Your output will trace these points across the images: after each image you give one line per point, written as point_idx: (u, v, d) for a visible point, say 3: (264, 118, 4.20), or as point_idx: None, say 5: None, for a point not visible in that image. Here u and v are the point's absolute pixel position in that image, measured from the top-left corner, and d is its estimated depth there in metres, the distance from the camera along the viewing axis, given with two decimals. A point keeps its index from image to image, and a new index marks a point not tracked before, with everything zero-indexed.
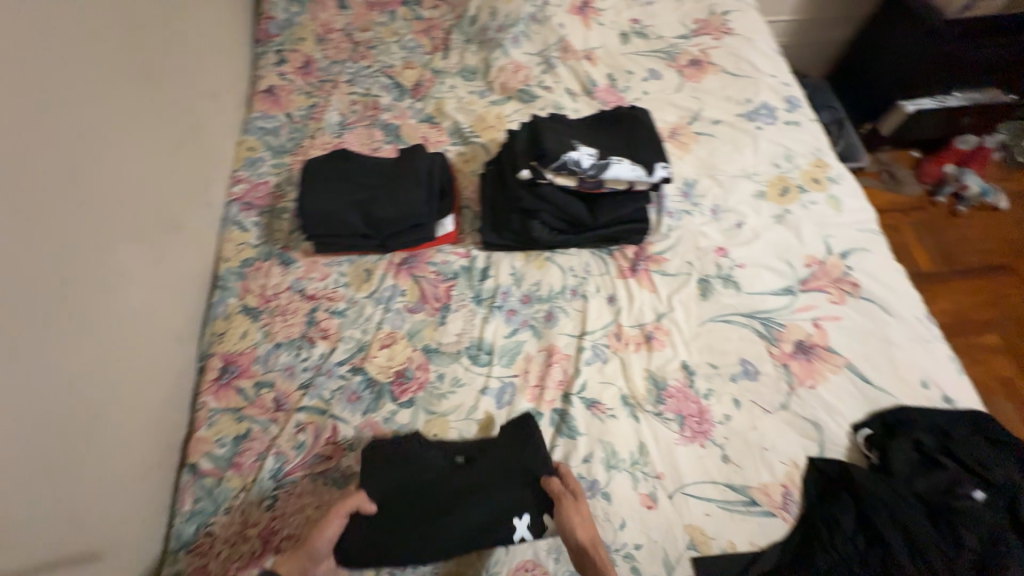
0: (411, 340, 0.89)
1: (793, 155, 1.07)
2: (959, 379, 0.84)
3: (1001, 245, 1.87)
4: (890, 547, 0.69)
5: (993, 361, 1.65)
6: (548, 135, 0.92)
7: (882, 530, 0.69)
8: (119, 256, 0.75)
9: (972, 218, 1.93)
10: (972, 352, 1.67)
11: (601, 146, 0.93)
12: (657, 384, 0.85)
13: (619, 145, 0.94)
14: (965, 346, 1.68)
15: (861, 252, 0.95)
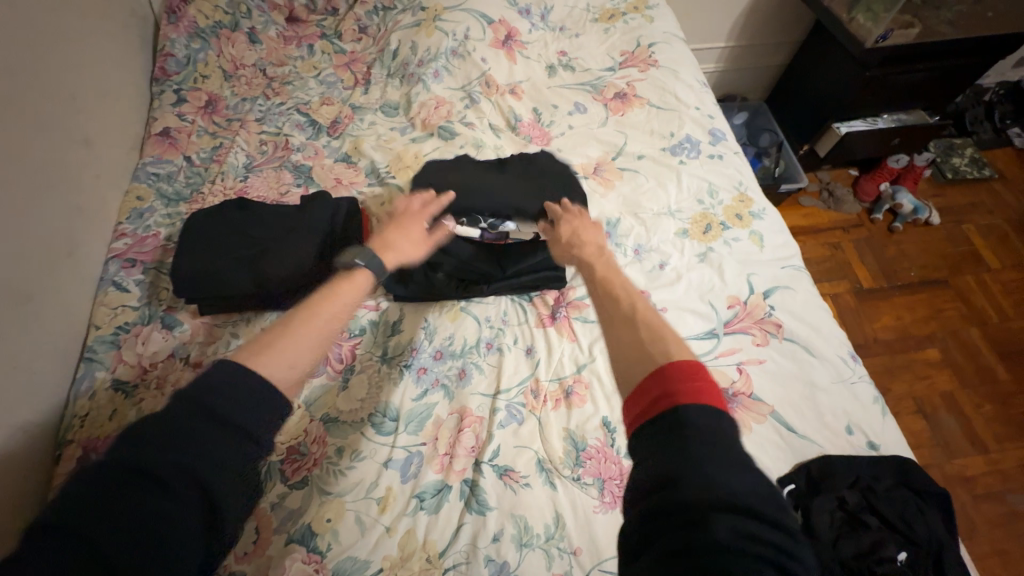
0: (309, 409, 0.82)
1: (716, 190, 1.05)
2: (883, 423, 0.81)
3: (936, 260, 1.92)
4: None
5: (936, 377, 1.67)
6: (443, 186, 0.93)
7: None
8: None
9: (908, 233, 1.98)
10: (916, 367, 1.69)
11: (497, 194, 0.93)
12: (576, 445, 0.80)
13: (517, 192, 0.93)
14: (907, 363, 1.70)
15: (784, 290, 0.93)
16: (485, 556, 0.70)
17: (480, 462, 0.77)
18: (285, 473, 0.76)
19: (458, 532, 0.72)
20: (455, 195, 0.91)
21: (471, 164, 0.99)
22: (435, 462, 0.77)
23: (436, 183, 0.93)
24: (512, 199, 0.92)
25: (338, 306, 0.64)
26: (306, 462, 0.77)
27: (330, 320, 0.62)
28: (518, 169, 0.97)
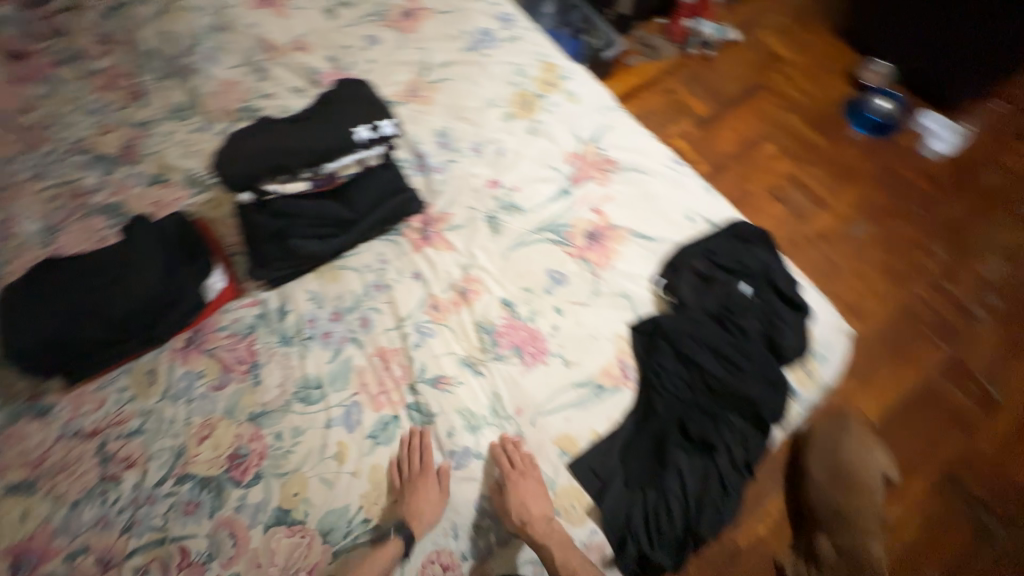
0: (232, 417, 0.81)
1: (524, 69, 1.11)
2: (714, 201, 0.96)
3: (749, 71, 2.17)
4: (703, 367, 0.79)
5: (774, 165, 1.96)
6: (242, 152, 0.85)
7: (693, 356, 0.79)
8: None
9: (721, 55, 2.20)
10: (756, 163, 1.97)
11: (304, 137, 0.86)
12: (486, 330, 0.87)
13: (327, 126, 0.89)
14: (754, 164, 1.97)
15: (607, 130, 1.04)
16: (445, 451, 0.78)
17: (415, 383, 0.82)
18: (235, 478, 0.77)
19: (416, 445, 0.78)
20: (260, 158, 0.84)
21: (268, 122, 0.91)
22: (372, 403, 0.82)
23: (237, 154, 0.85)
24: (326, 134, 0.87)
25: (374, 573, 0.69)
26: (252, 460, 0.78)
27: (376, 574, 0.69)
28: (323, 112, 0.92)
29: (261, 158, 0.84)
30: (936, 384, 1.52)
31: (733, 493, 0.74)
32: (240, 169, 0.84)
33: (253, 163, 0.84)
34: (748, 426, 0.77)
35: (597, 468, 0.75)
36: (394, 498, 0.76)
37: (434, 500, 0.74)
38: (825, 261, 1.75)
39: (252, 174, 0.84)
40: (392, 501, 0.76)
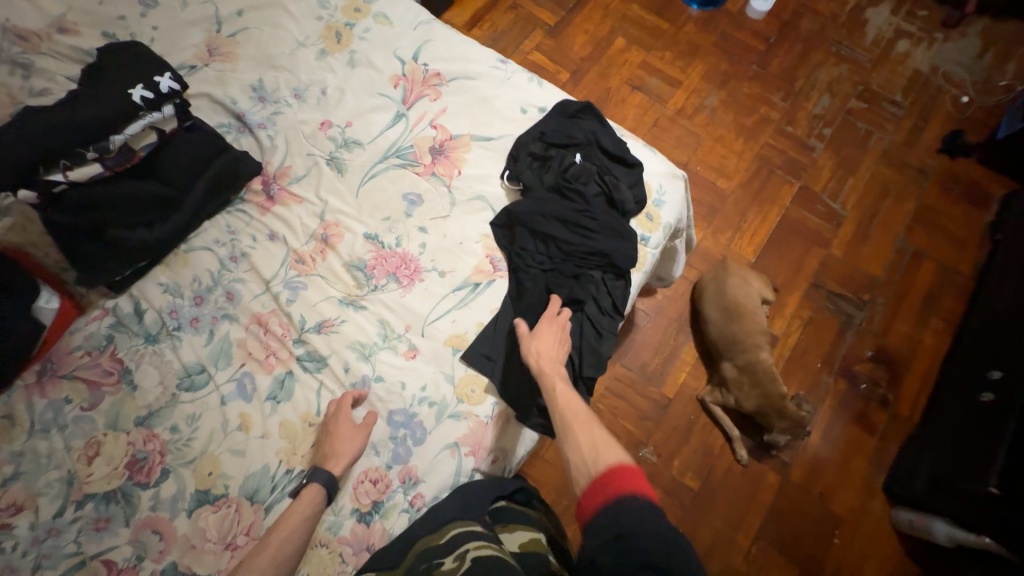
0: (116, 428, 0.78)
1: (326, 0, 1.05)
2: (541, 89, 1.01)
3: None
4: (557, 238, 0.86)
5: (631, 57, 1.96)
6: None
7: (546, 230, 0.86)
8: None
9: None
10: (615, 59, 1.95)
11: (76, 116, 0.79)
12: (358, 267, 0.88)
13: (104, 101, 0.81)
14: (609, 63, 1.94)
15: (427, 45, 1.03)
16: (349, 385, 0.81)
17: (300, 336, 0.83)
18: (141, 481, 0.75)
19: (318, 388, 0.81)
20: (28, 145, 0.76)
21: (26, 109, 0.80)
22: (263, 368, 0.82)
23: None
24: (103, 108, 0.80)
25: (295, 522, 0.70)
26: (153, 460, 0.76)
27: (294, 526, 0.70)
28: (93, 85, 0.83)
29: (29, 145, 0.76)
30: (795, 213, 1.72)
31: (602, 333, 0.86)
32: (5, 161, 0.75)
33: (19, 152, 0.75)
34: (606, 276, 0.87)
35: (488, 352, 0.83)
36: (312, 442, 0.78)
37: (352, 437, 0.76)
38: (690, 135, 1.83)
39: (24, 165, 0.76)
40: (311, 446, 0.78)
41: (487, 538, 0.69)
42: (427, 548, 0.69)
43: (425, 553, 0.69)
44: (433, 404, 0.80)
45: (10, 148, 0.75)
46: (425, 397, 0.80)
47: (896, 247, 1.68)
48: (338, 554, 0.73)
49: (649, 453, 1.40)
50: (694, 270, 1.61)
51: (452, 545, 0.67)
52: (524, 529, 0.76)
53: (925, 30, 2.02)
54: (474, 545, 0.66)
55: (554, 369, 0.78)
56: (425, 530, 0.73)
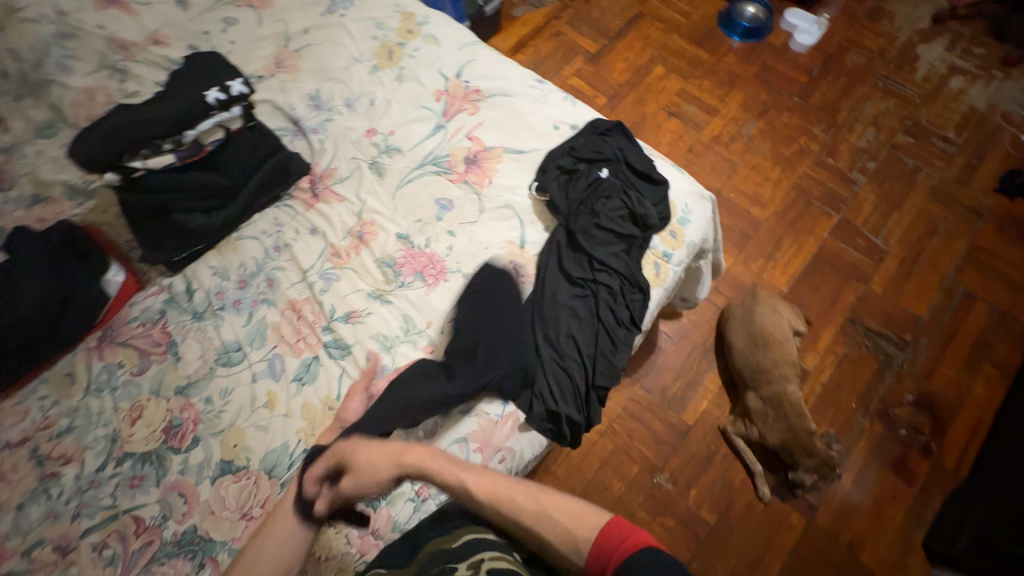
0: (159, 396, 0.85)
1: (383, 22, 1.15)
2: (574, 108, 1.06)
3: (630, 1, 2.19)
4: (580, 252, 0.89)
5: (668, 84, 1.99)
6: (93, 136, 0.84)
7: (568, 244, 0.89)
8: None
9: None
10: (652, 86, 1.99)
11: (160, 111, 0.87)
12: (389, 264, 0.94)
13: (183, 98, 0.89)
14: (649, 88, 1.99)
15: (470, 64, 1.10)
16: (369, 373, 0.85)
17: (329, 323, 0.89)
18: (174, 446, 0.81)
19: (340, 374, 0.85)
20: (118, 135, 0.85)
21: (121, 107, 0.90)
22: (293, 350, 0.88)
23: (94, 137, 0.84)
24: (182, 103, 0.89)
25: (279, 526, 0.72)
26: (187, 427, 0.82)
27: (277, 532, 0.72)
28: (178, 87, 0.93)
29: (119, 135, 0.84)
30: (832, 246, 1.67)
31: (617, 344, 0.86)
32: (100, 149, 0.84)
33: (111, 142, 0.84)
34: (625, 288, 0.88)
35: (503, 353, 0.84)
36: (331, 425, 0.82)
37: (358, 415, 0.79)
38: (725, 161, 1.83)
39: (114, 152, 0.84)
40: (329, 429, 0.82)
41: (501, 549, 0.71)
42: (439, 550, 0.71)
43: (438, 555, 0.70)
44: None
45: (105, 137, 0.84)
46: None
47: (943, 287, 1.59)
48: (344, 534, 0.75)
49: (664, 479, 1.36)
50: (722, 296, 1.58)
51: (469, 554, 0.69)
52: (524, 543, 0.78)
53: (982, 68, 1.95)
54: (490, 555, 0.68)
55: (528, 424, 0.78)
56: (437, 530, 0.74)
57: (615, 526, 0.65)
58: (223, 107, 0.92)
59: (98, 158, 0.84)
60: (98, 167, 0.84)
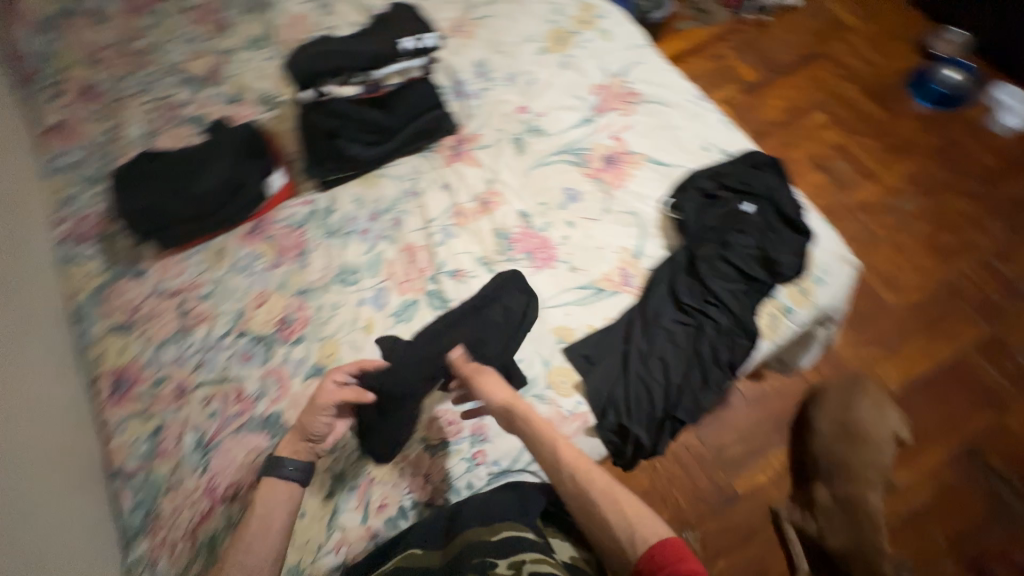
0: (283, 291, 0.96)
1: (562, 8, 1.18)
2: (730, 134, 1.01)
3: (809, 38, 2.03)
4: (695, 283, 0.85)
5: (824, 134, 1.82)
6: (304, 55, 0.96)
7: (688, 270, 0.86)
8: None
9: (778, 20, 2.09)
10: (804, 132, 1.83)
11: (361, 48, 0.96)
12: (504, 236, 0.97)
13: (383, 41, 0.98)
14: (802, 133, 1.83)
15: (635, 66, 1.09)
16: None
17: (436, 274, 0.94)
18: (283, 338, 0.92)
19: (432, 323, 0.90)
20: (323, 58, 0.95)
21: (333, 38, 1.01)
22: (399, 288, 0.94)
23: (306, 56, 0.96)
24: (379, 43, 0.97)
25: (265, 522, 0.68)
26: (297, 325, 0.93)
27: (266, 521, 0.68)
28: (380, 28, 1.02)
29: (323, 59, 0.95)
30: (971, 360, 1.43)
31: (709, 383, 0.80)
32: (306, 66, 0.95)
33: (315, 63, 0.95)
34: (733, 330, 0.82)
35: (589, 354, 0.83)
36: None
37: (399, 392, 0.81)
38: (868, 232, 1.64)
39: (314, 72, 0.95)
40: None
41: (542, 550, 0.66)
42: (477, 540, 0.68)
43: (477, 546, 0.67)
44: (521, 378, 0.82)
45: (313, 58, 0.95)
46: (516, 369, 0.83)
47: None
48: (398, 471, 0.79)
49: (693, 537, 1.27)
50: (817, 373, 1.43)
51: (512, 552, 0.65)
52: (567, 540, 0.75)
53: None
54: (532, 558, 0.63)
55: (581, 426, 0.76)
56: (478, 521, 0.71)
57: (670, 545, 0.59)
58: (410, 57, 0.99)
59: (301, 74, 0.95)
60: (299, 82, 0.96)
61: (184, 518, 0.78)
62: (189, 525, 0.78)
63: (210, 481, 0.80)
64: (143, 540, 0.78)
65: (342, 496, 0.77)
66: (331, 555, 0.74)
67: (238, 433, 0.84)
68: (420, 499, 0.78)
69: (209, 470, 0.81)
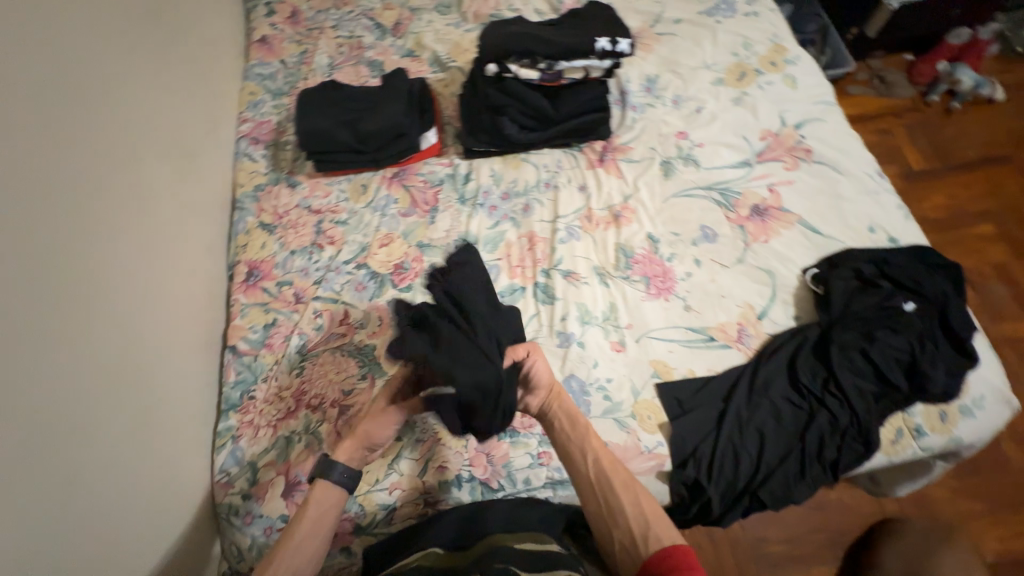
0: (406, 239, 1.02)
1: (751, 44, 1.13)
2: (904, 221, 0.91)
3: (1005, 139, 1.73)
4: (829, 368, 0.78)
5: (988, 250, 1.56)
6: (500, 31, 0.98)
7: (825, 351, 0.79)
8: (136, 171, 0.86)
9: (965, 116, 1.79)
10: (963, 242, 1.58)
11: (558, 36, 0.96)
12: (626, 254, 0.95)
13: (578, 34, 0.97)
14: (956, 241, 1.58)
15: (816, 121, 1.02)
16: (556, 330, 0.88)
17: (550, 269, 0.94)
18: (394, 281, 0.97)
19: (534, 315, 0.91)
20: (516, 37, 0.96)
21: (528, 22, 1.03)
22: (510, 271, 0.96)
23: (501, 33, 0.98)
24: (573, 36, 0.96)
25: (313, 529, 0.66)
26: (410, 274, 0.97)
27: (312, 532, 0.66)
28: (577, 24, 1.02)
29: (518, 37, 0.95)
30: None
31: (806, 475, 0.74)
32: (500, 42, 0.97)
33: (508, 40, 0.96)
34: (849, 430, 0.75)
35: (682, 399, 0.80)
36: None
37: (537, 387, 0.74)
38: (1014, 373, 1.41)
39: (506, 48, 0.96)
40: None
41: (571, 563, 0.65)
42: (500, 546, 0.66)
43: (499, 551, 0.65)
44: (605, 397, 0.81)
45: (508, 35, 0.97)
46: (603, 387, 0.82)
47: None
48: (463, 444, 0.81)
49: None
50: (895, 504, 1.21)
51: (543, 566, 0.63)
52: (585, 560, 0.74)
53: None
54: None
55: (654, 461, 0.76)
56: (502, 524, 0.71)
57: (680, 549, 0.59)
58: (599, 57, 0.96)
59: (492, 48, 0.97)
60: (487, 54, 0.98)
61: (273, 409, 0.86)
62: (274, 417, 0.86)
63: (298, 388, 0.87)
64: (233, 416, 0.87)
65: (408, 444, 0.81)
66: (384, 492, 0.78)
67: (334, 352, 0.91)
68: (477, 475, 0.79)
69: (300, 378, 0.88)
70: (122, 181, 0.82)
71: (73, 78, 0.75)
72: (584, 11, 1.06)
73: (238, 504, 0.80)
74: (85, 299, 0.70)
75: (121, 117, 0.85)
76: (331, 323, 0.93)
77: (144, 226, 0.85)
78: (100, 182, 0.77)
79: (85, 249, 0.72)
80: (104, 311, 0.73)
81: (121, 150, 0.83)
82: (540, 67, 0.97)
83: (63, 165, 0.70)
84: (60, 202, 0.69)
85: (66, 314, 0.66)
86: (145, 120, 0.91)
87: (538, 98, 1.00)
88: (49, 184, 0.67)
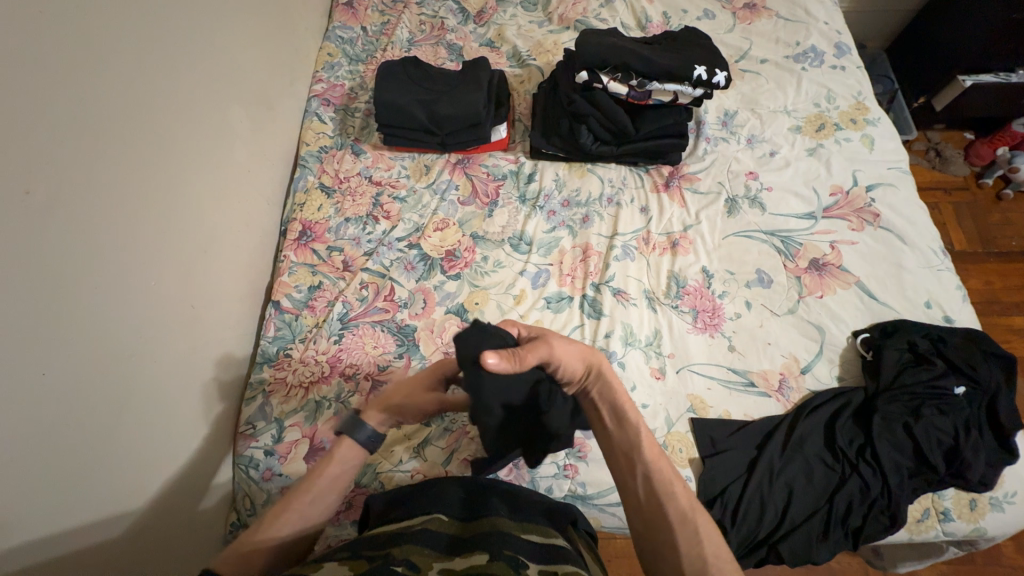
0: (461, 227, 1.01)
1: (834, 97, 1.12)
2: (962, 303, 0.90)
3: None
4: (875, 441, 0.78)
5: (1015, 343, 1.43)
6: (595, 42, 1.00)
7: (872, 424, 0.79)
8: (219, 118, 0.88)
9: (1017, 205, 1.62)
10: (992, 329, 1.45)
11: (653, 56, 0.98)
12: (678, 283, 0.94)
13: (672, 58, 0.98)
14: (985, 330, 1.45)
15: (888, 186, 1.01)
16: (598, 347, 0.87)
17: (600, 284, 0.94)
18: (444, 267, 0.96)
19: (578, 327, 0.90)
20: (613, 51, 0.98)
21: (622, 38, 1.05)
22: (560, 279, 0.95)
23: (596, 43, 1.00)
24: (667, 58, 0.98)
25: (328, 489, 0.63)
26: (460, 263, 0.97)
27: (324, 493, 0.62)
28: (671, 46, 1.03)
29: (615, 50, 0.98)
30: None
31: (827, 538, 0.75)
32: (596, 51, 0.99)
33: (605, 52, 0.98)
34: (878, 501, 0.75)
35: (716, 439, 0.80)
36: None
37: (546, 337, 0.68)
38: None
39: (601, 60, 0.98)
40: None
41: (577, 564, 0.57)
42: (500, 532, 0.59)
43: (498, 536, 0.58)
44: None
45: (606, 47, 0.99)
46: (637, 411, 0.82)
47: None
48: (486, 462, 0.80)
49: None
50: None
51: (551, 558, 0.57)
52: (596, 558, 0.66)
53: None
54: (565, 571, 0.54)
55: None
56: (507, 513, 0.64)
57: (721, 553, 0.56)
58: (691, 84, 0.97)
59: (586, 57, 0.99)
60: (580, 62, 1.00)
61: (307, 371, 0.87)
62: (307, 378, 0.86)
63: (335, 355, 0.87)
64: (266, 370, 0.88)
65: (436, 431, 0.82)
66: (406, 474, 0.79)
67: (375, 326, 0.90)
68: (501, 474, 0.79)
69: (338, 346, 0.88)
70: (204, 124, 0.83)
71: (169, 17, 0.76)
72: (678, 34, 1.06)
73: (258, 457, 0.81)
74: (152, 236, 0.71)
75: (211, 60, 0.86)
76: (376, 296, 0.93)
77: (217, 172, 0.86)
78: (181, 122, 0.78)
79: (159, 186, 0.73)
80: (164, 250, 0.73)
81: (208, 97, 0.85)
82: (630, 84, 0.99)
83: (150, 100, 0.72)
84: (142, 137, 0.70)
85: (131, 249, 0.67)
86: (231, 65, 0.92)
87: (622, 113, 1.01)
88: (133, 116, 0.68)
